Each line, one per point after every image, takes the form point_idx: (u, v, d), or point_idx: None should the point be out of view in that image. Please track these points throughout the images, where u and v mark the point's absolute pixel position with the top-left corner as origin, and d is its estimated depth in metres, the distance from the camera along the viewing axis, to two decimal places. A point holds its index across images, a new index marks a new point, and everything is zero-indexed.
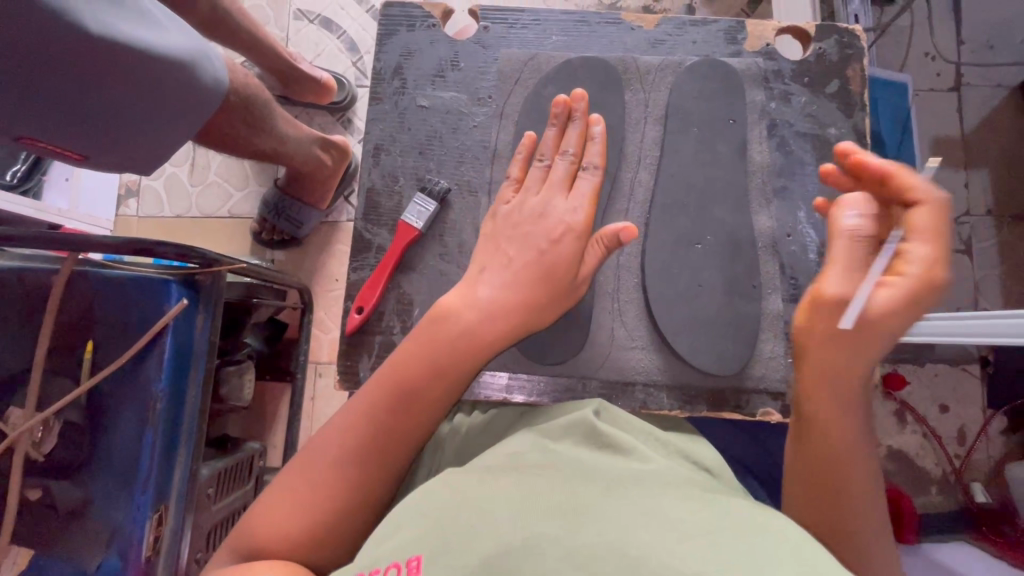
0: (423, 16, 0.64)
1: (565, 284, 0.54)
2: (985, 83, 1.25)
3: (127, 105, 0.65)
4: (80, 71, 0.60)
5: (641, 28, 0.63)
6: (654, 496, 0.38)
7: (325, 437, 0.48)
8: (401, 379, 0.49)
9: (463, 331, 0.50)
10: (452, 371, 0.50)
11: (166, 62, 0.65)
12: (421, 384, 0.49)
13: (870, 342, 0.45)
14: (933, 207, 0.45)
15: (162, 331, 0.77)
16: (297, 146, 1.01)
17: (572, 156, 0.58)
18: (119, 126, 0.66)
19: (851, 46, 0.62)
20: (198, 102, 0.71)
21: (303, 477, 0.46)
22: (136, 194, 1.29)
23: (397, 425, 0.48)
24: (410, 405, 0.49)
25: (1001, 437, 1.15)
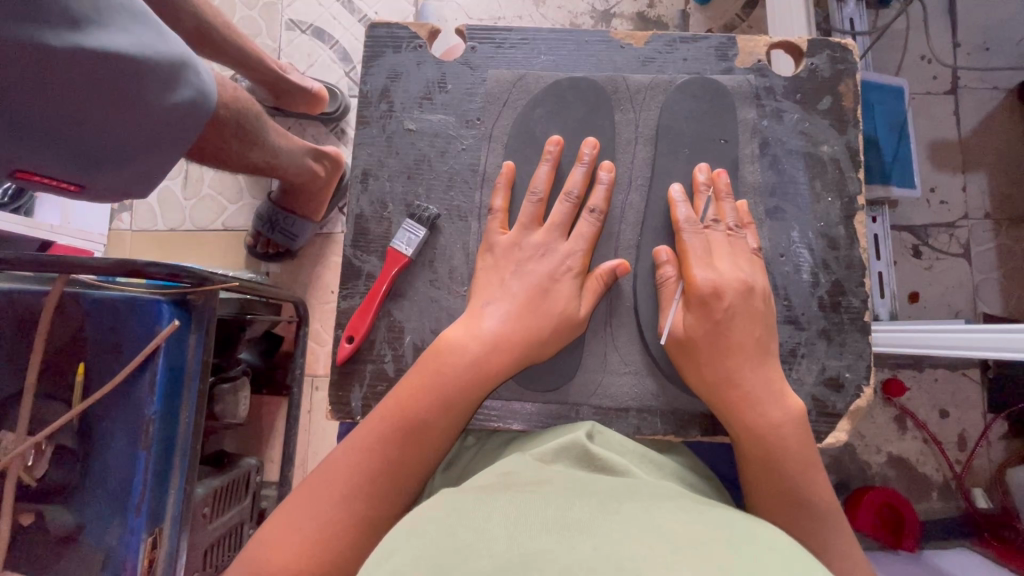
0: (409, 36, 0.63)
1: (571, 314, 0.54)
2: (982, 85, 1.25)
3: (113, 130, 0.64)
4: (60, 99, 0.59)
5: (630, 45, 0.62)
6: (648, 513, 0.37)
7: (332, 472, 0.48)
8: (407, 413, 0.49)
9: (470, 363, 0.50)
10: (459, 404, 0.50)
11: (147, 78, 0.63)
12: (429, 418, 0.49)
13: (700, 360, 0.51)
14: (706, 240, 0.55)
15: (154, 352, 0.75)
16: (290, 158, 1.00)
17: (575, 198, 0.58)
18: (106, 150, 0.65)
19: (844, 61, 0.61)
20: (188, 122, 0.69)
21: (311, 516, 0.46)
22: (129, 208, 1.28)
23: (405, 455, 0.49)
24: (418, 437, 0.49)
25: (1002, 442, 1.14)
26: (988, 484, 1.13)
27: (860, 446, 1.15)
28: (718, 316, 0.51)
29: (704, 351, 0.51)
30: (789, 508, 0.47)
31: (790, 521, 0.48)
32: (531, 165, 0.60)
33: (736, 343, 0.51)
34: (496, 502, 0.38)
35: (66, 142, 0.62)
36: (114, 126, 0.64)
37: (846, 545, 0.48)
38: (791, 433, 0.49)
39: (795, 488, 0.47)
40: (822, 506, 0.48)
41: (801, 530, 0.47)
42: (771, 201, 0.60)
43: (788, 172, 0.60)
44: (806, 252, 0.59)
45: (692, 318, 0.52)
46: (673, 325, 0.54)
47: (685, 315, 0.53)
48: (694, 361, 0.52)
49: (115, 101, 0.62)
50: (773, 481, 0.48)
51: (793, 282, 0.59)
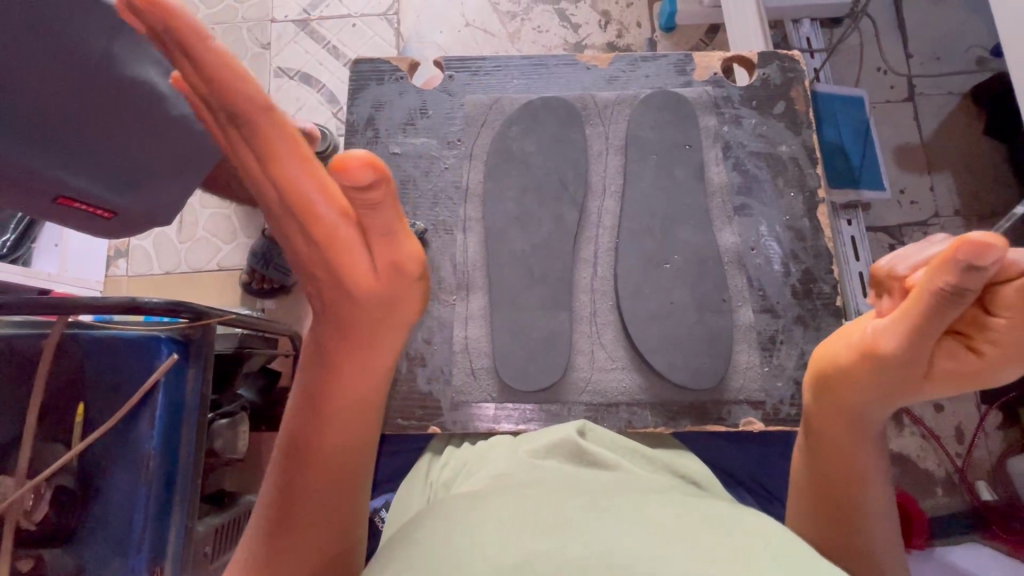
0: (392, 69, 0.67)
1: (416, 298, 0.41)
2: (937, 91, 1.32)
3: (140, 146, 0.69)
4: (104, 114, 0.65)
5: (596, 66, 0.67)
6: (638, 506, 0.39)
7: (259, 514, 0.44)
8: (299, 440, 0.42)
9: (332, 365, 0.41)
10: (342, 409, 0.42)
11: (174, 103, 0.69)
12: (315, 434, 0.42)
13: (906, 385, 0.42)
14: None
15: (153, 389, 0.77)
16: None
17: None
18: (141, 170, 0.70)
19: (792, 70, 0.66)
20: (201, 145, 0.74)
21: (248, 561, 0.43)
22: (125, 254, 1.31)
23: (312, 491, 0.42)
24: (315, 458, 0.42)
25: (999, 432, 1.16)
26: (989, 475, 1.14)
27: None
28: (919, 360, 0.40)
29: (872, 380, 0.43)
30: (842, 526, 0.49)
31: (842, 539, 0.49)
32: (511, 179, 0.63)
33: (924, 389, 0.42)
34: (489, 504, 0.40)
35: (99, 159, 0.66)
36: (147, 143, 0.69)
37: (895, 547, 0.49)
38: (868, 450, 0.48)
39: (853, 502, 0.48)
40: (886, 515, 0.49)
41: (856, 547, 0.48)
42: (738, 199, 0.63)
43: (751, 172, 0.63)
44: (775, 244, 0.62)
45: (958, 365, 0.39)
46: (952, 366, 0.40)
47: (949, 353, 0.40)
48: (847, 387, 0.45)
49: (142, 121, 0.67)
50: (825, 494, 0.50)
51: (766, 274, 0.61)
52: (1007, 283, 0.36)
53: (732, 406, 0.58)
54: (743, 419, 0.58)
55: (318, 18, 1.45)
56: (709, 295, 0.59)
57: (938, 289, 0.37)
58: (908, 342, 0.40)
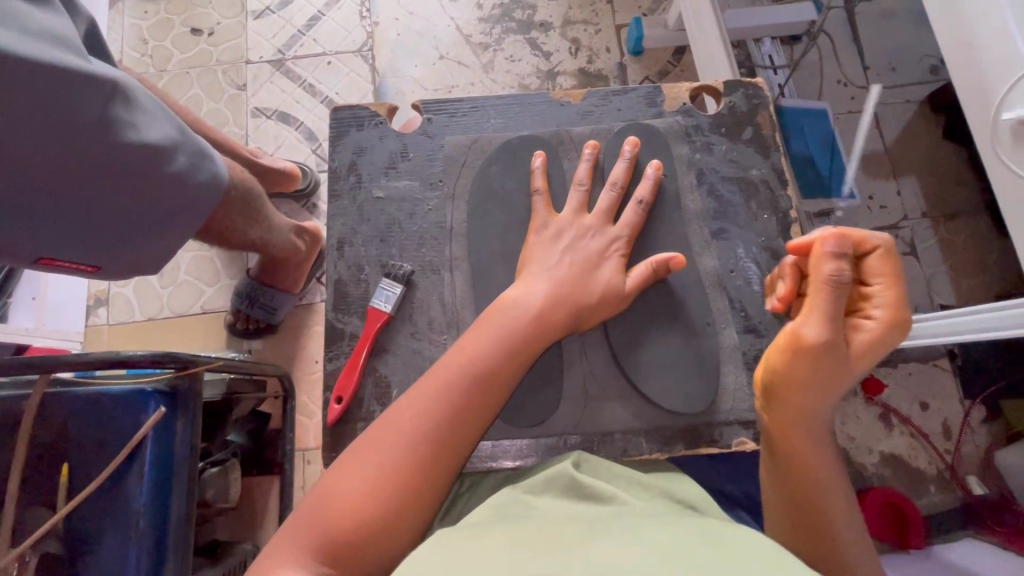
0: (370, 115, 0.68)
1: (617, 290, 0.57)
2: (896, 100, 1.38)
3: (132, 210, 0.67)
4: (96, 183, 0.63)
5: (570, 102, 0.69)
6: (635, 532, 0.39)
7: (364, 454, 0.47)
8: (448, 388, 0.50)
9: (502, 333, 0.52)
10: (497, 372, 0.51)
11: (170, 161, 0.68)
12: (462, 390, 0.50)
13: (840, 366, 0.50)
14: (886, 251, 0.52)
15: (141, 443, 0.75)
16: (279, 235, 1.04)
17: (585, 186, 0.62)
18: (130, 232, 0.69)
19: (757, 96, 0.69)
20: (198, 199, 0.72)
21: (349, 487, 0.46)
22: (106, 302, 1.29)
23: (442, 432, 0.49)
24: (463, 411, 0.50)
25: (985, 426, 1.18)
26: (980, 469, 1.16)
27: (852, 449, 1.19)
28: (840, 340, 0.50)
29: (815, 371, 0.50)
30: (818, 534, 0.51)
31: (826, 542, 0.50)
32: (493, 216, 0.63)
33: (850, 367, 0.51)
34: (490, 538, 0.40)
35: (87, 226, 0.66)
36: (140, 205, 0.68)
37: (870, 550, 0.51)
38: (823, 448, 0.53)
39: (822, 504, 0.51)
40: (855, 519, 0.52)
41: (833, 549, 0.50)
42: (715, 223, 0.65)
43: (725, 197, 0.66)
44: (753, 265, 0.63)
45: (870, 334, 0.50)
46: (863, 337, 0.51)
47: (860, 329, 0.51)
48: (793, 382, 0.51)
49: (136, 184, 0.66)
50: (800, 505, 0.51)
51: (747, 295, 0.62)
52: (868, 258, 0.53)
53: (723, 428, 0.59)
54: (735, 439, 0.59)
55: (293, 58, 1.47)
56: (693, 319, 0.60)
57: (822, 271, 0.51)
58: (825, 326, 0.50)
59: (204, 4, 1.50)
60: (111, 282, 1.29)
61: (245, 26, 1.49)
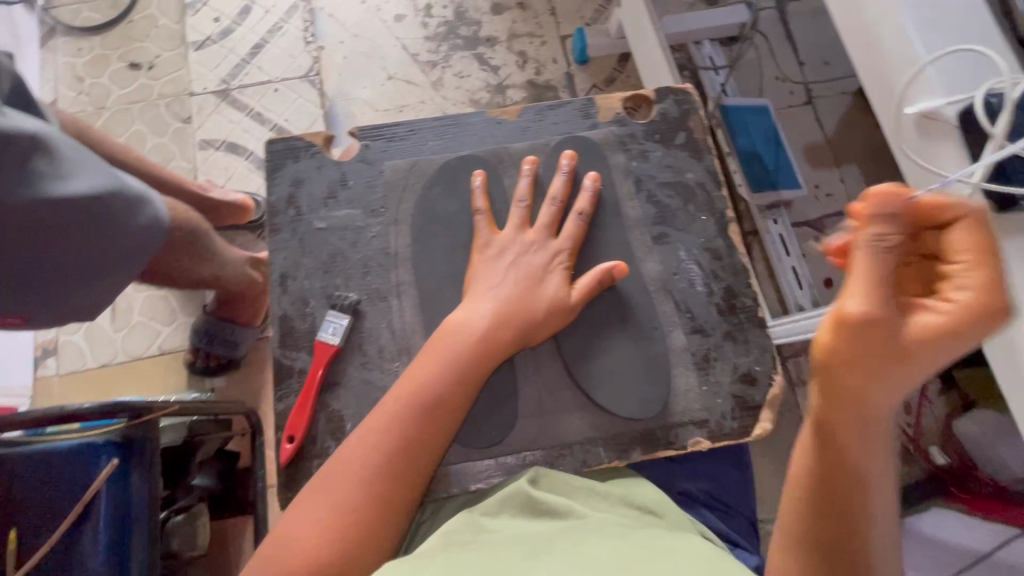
0: (307, 145, 0.67)
1: (564, 303, 0.58)
2: (831, 93, 1.44)
3: (64, 261, 0.65)
4: (28, 241, 0.62)
5: (506, 120, 0.69)
6: (579, 548, 0.40)
7: (324, 493, 0.48)
8: (404, 420, 0.51)
9: (453, 360, 0.53)
10: (450, 400, 0.52)
11: (104, 209, 0.66)
12: (418, 421, 0.51)
13: (909, 359, 0.39)
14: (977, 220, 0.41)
15: (95, 498, 0.72)
16: (233, 269, 1.03)
17: (526, 204, 0.63)
18: (65, 282, 0.67)
19: (687, 102, 0.71)
20: (140, 243, 0.70)
21: (311, 527, 0.47)
22: (55, 352, 1.23)
23: (401, 464, 0.50)
24: (419, 440, 0.51)
25: (941, 397, 1.23)
26: (941, 440, 1.21)
27: None
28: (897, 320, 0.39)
29: (874, 362, 0.39)
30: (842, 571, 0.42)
31: None
32: (438, 238, 0.64)
33: (925, 360, 0.39)
34: (437, 564, 0.40)
35: (18, 282, 0.64)
36: (74, 257, 0.66)
37: None
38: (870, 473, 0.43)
39: (853, 539, 0.43)
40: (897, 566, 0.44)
41: None
42: (657, 228, 0.66)
43: (664, 202, 0.67)
44: (696, 266, 0.65)
45: (944, 320, 0.38)
46: (930, 320, 0.39)
47: (930, 312, 0.39)
48: (837, 380, 0.41)
49: (70, 237, 0.64)
50: (830, 537, 0.43)
51: (691, 296, 0.64)
52: (953, 228, 0.41)
53: (678, 429, 0.60)
54: (690, 440, 0.59)
55: (238, 86, 1.45)
56: (640, 324, 0.62)
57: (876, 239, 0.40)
58: (875, 302, 0.39)
59: (141, 38, 1.47)
60: (59, 330, 1.24)
61: (185, 58, 1.46)
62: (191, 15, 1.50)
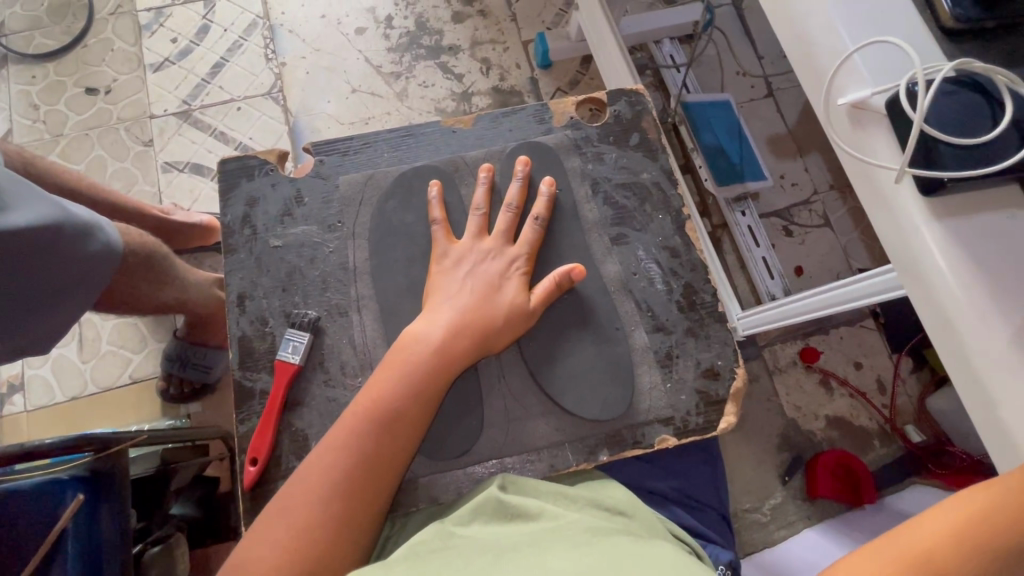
0: (260, 164, 0.67)
1: (521, 308, 0.59)
2: (790, 85, 1.47)
3: (12, 295, 0.64)
4: None
5: (461, 129, 0.70)
6: (546, 555, 0.40)
7: (282, 513, 0.49)
8: (362, 436, 0.52)
9: (409, 373, 0.54)
10: (408, 412, 0.53)
11: (53, 240, 0.65)
12: (377, 435, 0.52)
13: None
14: None
15: (61, 537, 0.70)
16: (198, 292, 1.01)
17: (483, 211, 0.64)
18: (14, 314, 0.65)
19: (638, 103, 0.72)
20: (90, 270, 0.70)
21: (269, 548, 0.48)
22: (20, 387, 1.20)
23: (360, 478, 0.51)
24: (378, 454, 0.52)
25: (913, 377, 1.25)
26: (915, 418, 1.23)
27: (799, 418, 1.24)
28: None
29: None
30: None
31: None
32: (397, 251, 0.64)
33: None
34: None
35: None
36: (23, 289, 0.64)
37: None
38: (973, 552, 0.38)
39: None
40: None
41: None
42: (615, 229, 0.67)
43: (620, 202, 0.68)
44: (654, 265, 0.66)
45: None
46: None
47: None
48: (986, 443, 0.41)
49: (18, 270, 0.63)
50: None
51: (651, 294, 0.64)
52: None
53: (644, 427, 0.60)
54: (656, 437, 0.60)
55: (200, 107, 1.43)
56: (601, 325, 0.62)
57: None
58: None
59: (97, 62, 1.45)
60: (24, 365, 1.21)
61: (144, 80, 1.44)
62: (147, 37, 1.48)
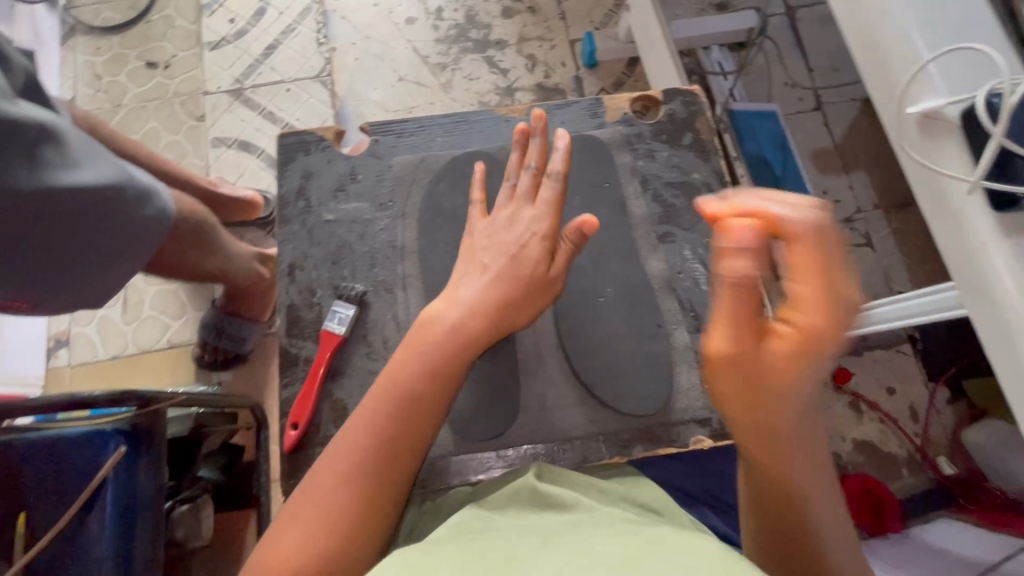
0: (318, 140, 0.69)
1: (543, 277, 0.58)
2: (841, 99, 1.44)
3: (72, 250, 0.67)
4: (35, 231, 0.63)
5: (514, 118, 0.71)
6: (585, 541, 0.40)
7: (322, 482, 0.51)
8: (391, 405, 0.53)
9: (439, 345, 0.55)
10: (437, 383, 0.54)
11: (113, 201, 0.68)
12: (407, 404, 0.53)
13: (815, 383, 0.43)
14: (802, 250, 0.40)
15: (101, 487, 0.73)
16: (239, 263, 1.04)
17: (517, 176, 0.64)
18: (71, 268, 0.68)
19: (694, 103, 0.71)
20: (145, 234, 0.73)
21: (310, 517, 0.49)
22: (66, 342, 1.25)
23: (391, 446, 0.52)
24: (408, 423, 0.53)
25: (950, 407, 1.21)
26: (949, 450, 1.19)
27: (825, 438, 1.21)
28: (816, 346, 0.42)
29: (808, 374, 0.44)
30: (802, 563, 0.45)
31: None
32: (445, 234, 0.65)
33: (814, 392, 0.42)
34: (444, 553, 0.40)
35: (27, 266, 0.65)
36: (82, 246, 0.67)
37: None
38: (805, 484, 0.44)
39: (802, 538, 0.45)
40: (853, 538, 0.46)
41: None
42: (662, 227, 0.67)
43: (669, 201, 0.68)
44: (701, 265, 0.65)
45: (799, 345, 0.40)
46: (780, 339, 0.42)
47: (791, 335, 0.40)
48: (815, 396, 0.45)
49: (79, 227, 0.66)
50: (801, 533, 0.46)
51: (695, 295, 0.64)
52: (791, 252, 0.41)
53: (680, 427, 0.60)
54: (692, 438, 0.60)
55: (251, 86, 1.47)
56: (643, 322, 0.62)
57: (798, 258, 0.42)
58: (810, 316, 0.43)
59: (158, 38, 1.50)
60: (71, 321, 1.26)
61: (201, 57, 1.49)
62: (207, 16, 1.53)
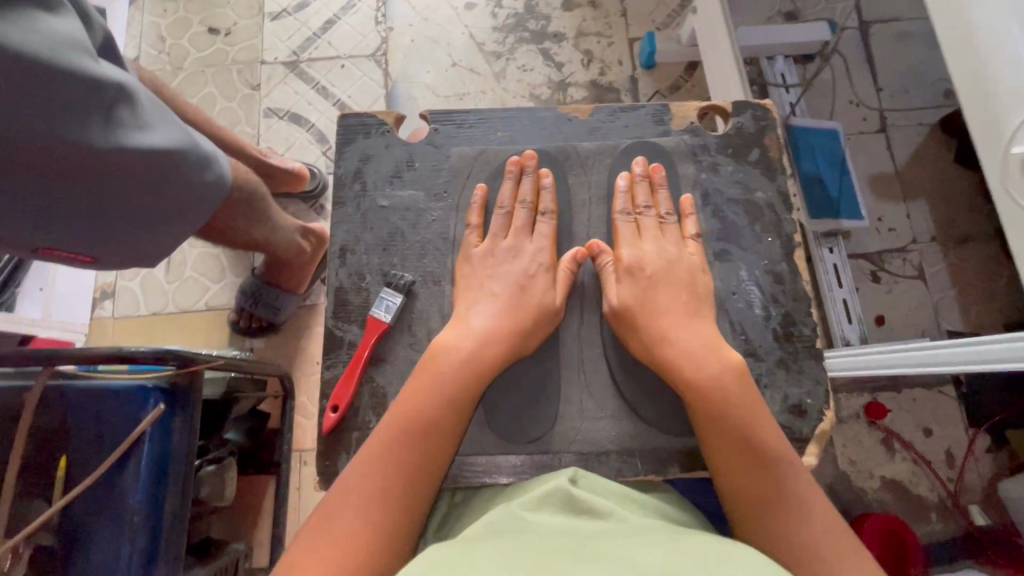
0: (378, 123, 0.68)
1: (550, 307, 0.60)
2: (908, 123, 1.37)
3: (133, 208, 0.68)
4: (101, 188, 0.64)
5: (577, 118, 0.69)
6: (623, 552, 0.39)
7: (345, 495, 0.49)
8: (411, 418, 0.53)
9: (461, 362, 0.55)
10: (459, 399, 0.54)
11: (176, 164, 0.69)
12: (431, 417, 0.53)
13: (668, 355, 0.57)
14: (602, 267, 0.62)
15: (139, 439, 0.75)
16: (281, 234, 1.04)
17: (529, 204, 0.65)
18: (130, 226, 0.70)
19: (765, 118, 0.69)
20: (202, 199, 0.74)
21: (334, 530, 0.47)
22: (112, 295, 1.30)
23: (412, 458, 0.52)
24: (428, 435, 0.53)
25: (989, 456, 1.16)
26: (982, 500, 1.14)
27: (851, 473, 1.17)
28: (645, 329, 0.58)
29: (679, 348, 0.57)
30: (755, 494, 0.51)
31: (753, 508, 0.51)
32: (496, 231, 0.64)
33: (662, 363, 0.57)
34: (480, 550, 0.40)
35: (89, 220, 0.66)
36: (143, 206, 0.69)
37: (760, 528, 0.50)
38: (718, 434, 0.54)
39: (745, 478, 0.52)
40: (796, 477, 0.51)
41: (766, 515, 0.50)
42: (719, 245, 0.65)
43: (728, 219, 0.66)
44: (756, 288, 0.63)
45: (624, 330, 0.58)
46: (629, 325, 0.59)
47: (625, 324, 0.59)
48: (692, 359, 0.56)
49: (141, 187, 0.67)
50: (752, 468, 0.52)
51: (747, 318, 0.62)
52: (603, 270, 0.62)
53: None
54: None
55: (306, 60, 1.48)
56: None
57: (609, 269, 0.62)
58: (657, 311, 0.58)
59: (222, 4, 1.52)
60: (118, 275, 1.31)
61: (261, 27, 1.51)
62: None
